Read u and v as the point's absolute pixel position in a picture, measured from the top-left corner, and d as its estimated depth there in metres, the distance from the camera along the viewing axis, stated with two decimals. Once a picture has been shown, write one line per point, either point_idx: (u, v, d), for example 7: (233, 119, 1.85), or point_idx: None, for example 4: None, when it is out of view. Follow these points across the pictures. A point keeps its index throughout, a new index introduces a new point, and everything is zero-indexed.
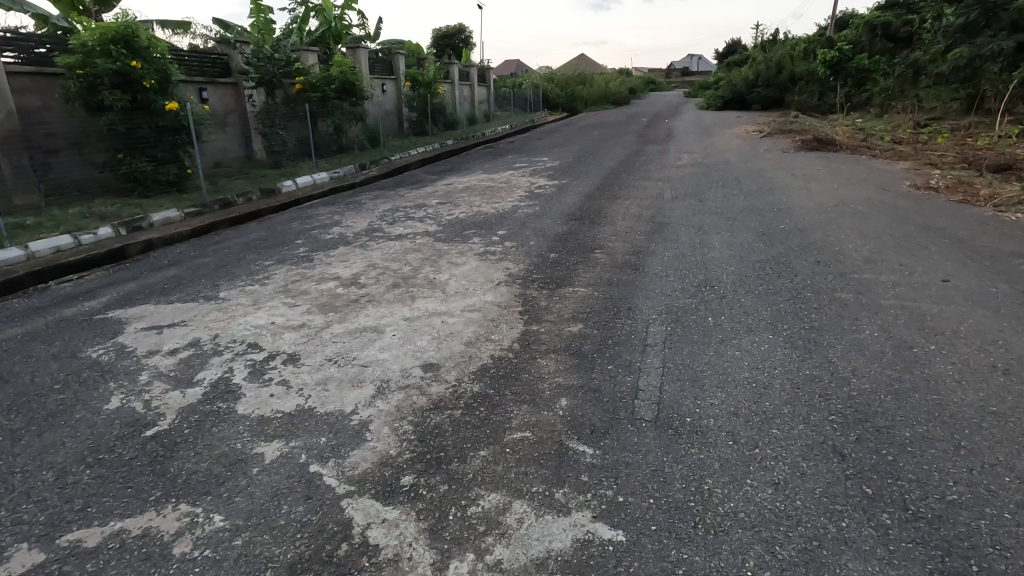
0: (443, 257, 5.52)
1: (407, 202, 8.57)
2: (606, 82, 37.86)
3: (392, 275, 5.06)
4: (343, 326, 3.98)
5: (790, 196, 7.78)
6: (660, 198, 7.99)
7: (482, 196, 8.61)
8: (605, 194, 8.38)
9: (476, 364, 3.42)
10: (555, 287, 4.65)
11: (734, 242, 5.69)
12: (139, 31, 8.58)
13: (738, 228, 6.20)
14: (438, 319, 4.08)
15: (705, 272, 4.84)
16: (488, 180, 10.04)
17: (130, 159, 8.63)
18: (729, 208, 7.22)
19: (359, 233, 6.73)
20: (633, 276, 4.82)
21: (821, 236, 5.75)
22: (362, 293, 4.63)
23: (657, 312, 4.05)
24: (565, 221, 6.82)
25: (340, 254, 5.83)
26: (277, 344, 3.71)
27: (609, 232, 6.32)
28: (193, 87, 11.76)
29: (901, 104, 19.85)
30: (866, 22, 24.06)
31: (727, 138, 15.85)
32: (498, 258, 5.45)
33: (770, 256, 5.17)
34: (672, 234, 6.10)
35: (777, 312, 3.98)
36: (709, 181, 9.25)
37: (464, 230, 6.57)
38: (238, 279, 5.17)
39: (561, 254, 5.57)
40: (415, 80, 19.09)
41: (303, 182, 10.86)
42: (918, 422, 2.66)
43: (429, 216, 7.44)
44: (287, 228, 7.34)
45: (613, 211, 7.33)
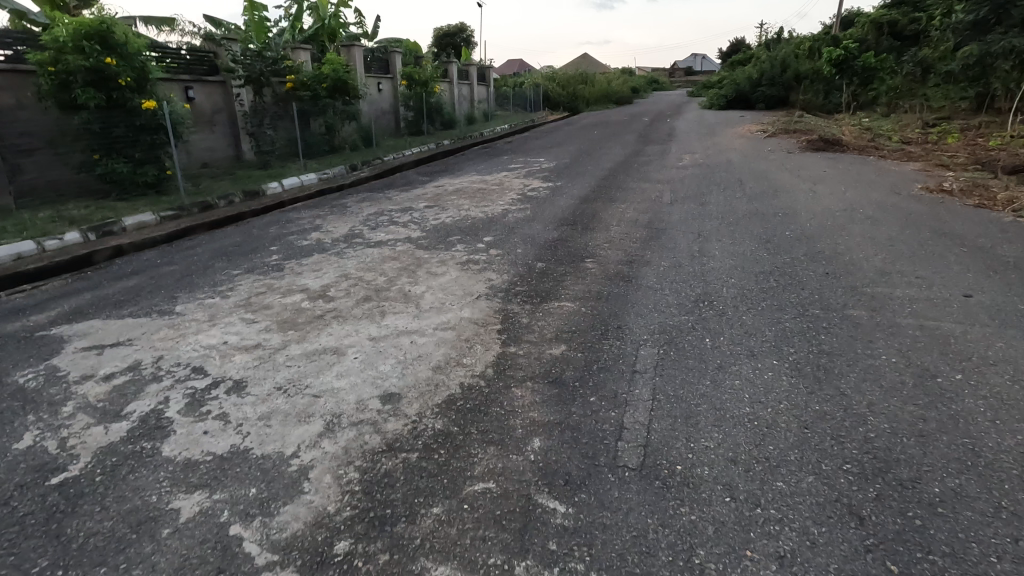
0: (423, 267, 5.13)
1: (394, 205, 8.19)
2: (608, 82, 37.45)
3: (365, 286, 4.68)
4: (301, 347, 3.60)
5: (796, 199, 7.37)
6: (658, 201, 7.60)
7: (471, 199, 8.23)
8: (601, 197, 7.99)
9: (442, 395, 3.03)
10: (540, 302, 4.27)
11: (735, 251, 5.30)
12: (115, 27, 8.21)
13: (740, 235, 5.81)
14: (407, 338, 3.69)
15: (703, 285, 4.45)
16: (480, 182, 9.66)
17: (107, 160, 8.29)
18: (731, 213, 6.82)
19: (338, 238, 6.36)
20: (625, 289, 4.43)
21: (829, 245, 5.34)
22: (329, 308, 4.24)
23: (650, 332, 3.66)
24: (556, 227, 6.43)
25: (314, 263, 5.45)
26: (223, 370, 3.33)
27: (603, 238, 5.94)
28: (178, 85, 11.41)
29: (910, 104, 19.36)
30: (873, 20, 23.58)
31: (730, 137, 15.41)
32: (480, 267, 5.07)
33: (774, 267, 4.78)
34: (669, 241, 5.71)
35: (782, 332, 3.59)
36: (711, 183, 8.84)
37: (448, 236, 6.19)
38: (199, 290, 4.80)
39: (549, 263, 5.18)
40: (412, 79, 18.71)
41: (290, 183, 10.50)
42: (948, 475, 2.26)
43: (414, 220, 7.07)
44: (264, 233, 6.96)
45: (608, 215, 6.94)
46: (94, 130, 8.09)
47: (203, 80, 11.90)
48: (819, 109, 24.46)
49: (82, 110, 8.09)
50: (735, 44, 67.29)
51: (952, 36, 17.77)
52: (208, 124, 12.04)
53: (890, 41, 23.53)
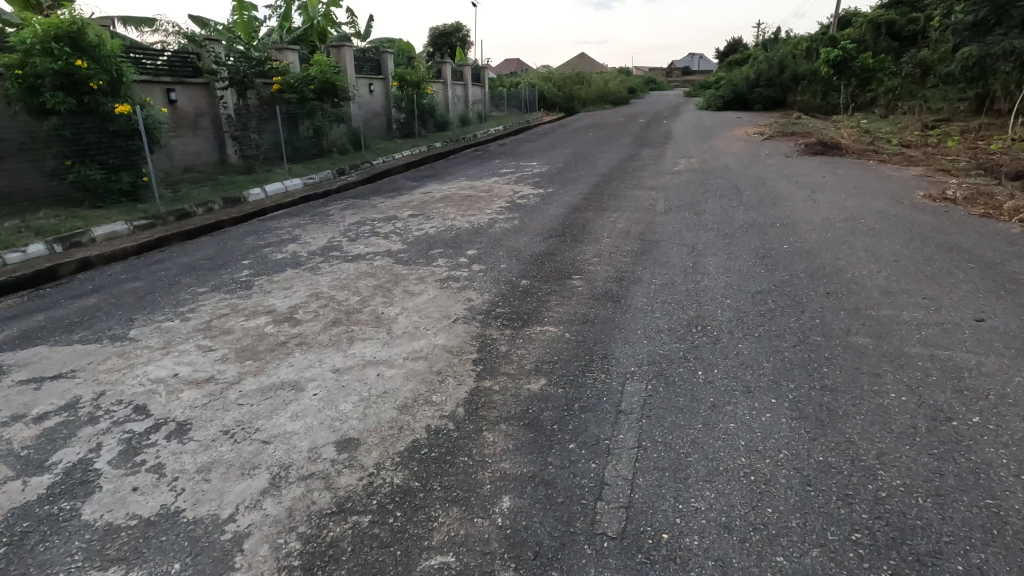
0: (400, 285, 4.84)
1: (377, 214, 7.89)
2: (605, 82, 37.17)
3: (336, 308, 4.38)
4: (257, 382, 3.29)
5: (795, 209, 7.10)
6: (652, 210, 7.32)
7: (458, 208, 7.93)
8: (593, 205, 7.71)
9: (405, 441, 2.74)
10: (521, 326, 3.97)
11: (731, 266, 5.02)
12: (87, 28, 7.89)
13: (736, 249, 5.53)
14: (374, 370, 3.40)
15: (697, 307, 4.16)
16: (469, 188, 9.37)
17: (80, 167, 7.99)
18: (727, 224, 6.54)
19: (315, 251, 6.06)
20: (612, 312, 4.14)
21: (830, 260, 5.06)
22: (294, 333, 3.94)
23: (637, 363, 3.37)
24: (543, 239, 6.14)
25: (285, 280, 5.15)
26: (168, 410, 3.03)
27: (592, 252, 5.65)
28: (159, 88, 11.08)
29: (908, 105, 19.10)
30: (871, 20, 23.33)
31: (726, 140, 15.16)
32: (460, 285, 4.78)
33: (772, 286, 4.50)
34: (661, 256, 5.43)
35: (781, 363, 3.30)
36: (707, 190, 8.56)
37: (430, 249, 5.90)
38: (159, 312, 4.50)
39: (533, 280, 4.89)
40: (404, 80, 18.38)
41: (274, 190, 10.20)
42: (972, 548, 1.98)
43: (397, 231, 6.77)
44: (239, 244, 6.66)
45: (599, 226, 6.66)
46: (65, 136, 7.78)
47: (186, 82, 11.58)
48: (816, 110, 24.21)
49: (53, 114, 7.78)
50: (732, 44, 67.08)
51: (951, 37, 17.52)
52: (191, 128, 11.72)
53: (887, 42, 23.29)
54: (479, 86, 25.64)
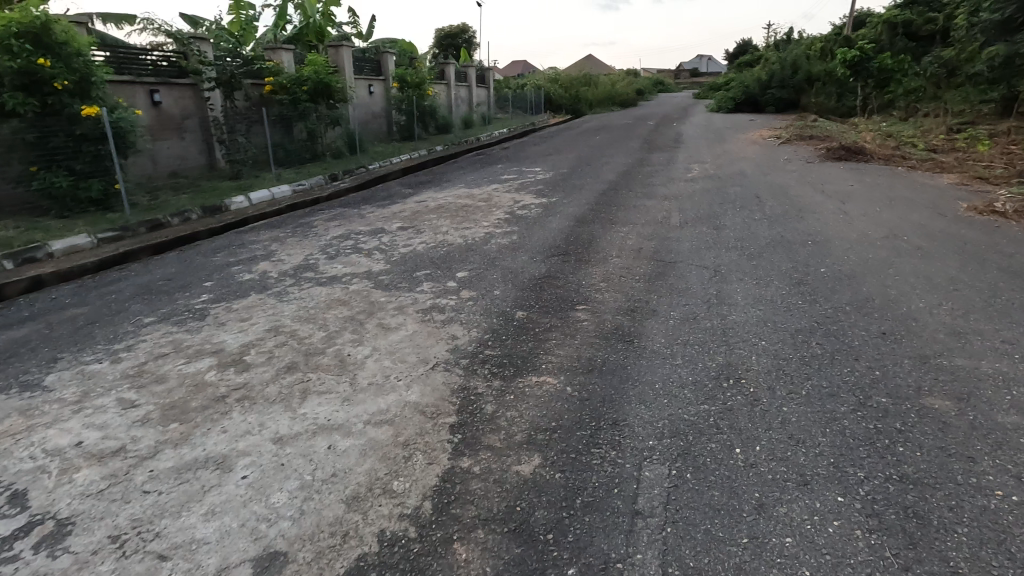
0: (374, 317, 4.17)
1: (363, 226, 7.22)
2: (612, 83, 36.41)
3: (295, 347, 3.70)
4: (175, 457, 2.60)
5: (826, 223, 6.38)
6: (665, 223, 6.62)
7: (452, 219, 7.26)
8: (600, 217, 7.02)
9: (348, 558, 2.04)
10: (514, 375, 3.28)
11: (761, 296, 4.32)
12: (52, 24, 7.28)
13: (766, 273, 4.81)
14: (325, 440, 2.71)
15: (727, 352, 3.45)
16: (466, 196, 8.71)
17: (45, 173, 7.36)
18: (752, 240, 5.83)
19: (287, 272, 5.38)
20: (625, 357, 3.45)
21: (878, 288, 4.34)
22: (239, 383, 3.26)
23: (658, 434, 2.67)
24: (544, 258, 5.46)
25: (246, 308, 4.46)
26: (51, 500, 2.35)
27: (598, 274, 4.97)
28: (141, 88, 10.48)
29: (928, 108, 18.29)
30: (886, 20, 22.66)
31: (741, 144, 14.43)
32: (445, 318, 4.10)
33: (815, 323, 3.79)
34: (678, 280, 4.73)
35: (842, 437, 2.59)
36: (725, 199, 7.84)
37: (415, 270, 5.22)
38: (91, 349, 3.83)
39: (531, 311, 4.21)
40: (405, 82, 17.73)
41: (260, 197, 9.57)
42: None
43: (381, 247, 6.09)
44: (207, 261, 6.01)
45: (605, 242, 5.97)
46: (28, 140, 7.15)
47: (171, 83, 10.97)
48: (831, 112, 23.40)
49: (14, 117, 7.15)
50: (741, 44, 66.13)
51: (979, 36, 16.75)
52: (177, 131, 11.10)
53: (904, 42, 22.52)
54: (483, 88, 24.99)
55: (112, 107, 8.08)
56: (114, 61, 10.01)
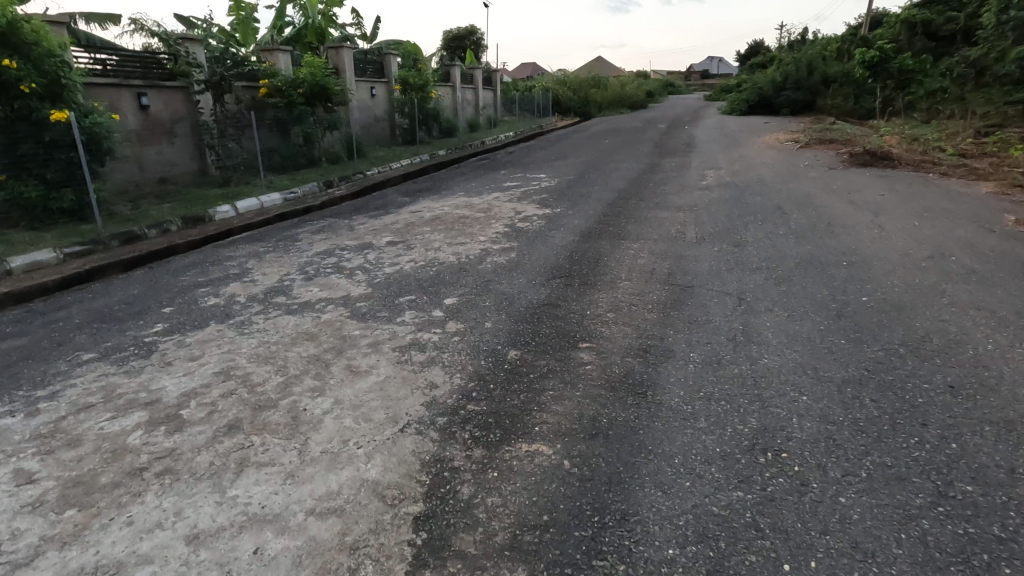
0: (344, 357, 3.59)
1: (350, 240, 6.65)
2: (622, 85, 35.81)
3: (244, 398, 3.12)
4: (57, 565, 2.03)
5: (859, 239, 5.73)
6: (681, 239, 5.99)
7: (446, 233, 6.67)
8: (608, 231, 6.42)
9: None
10: (500, 442, 2.68)
11: (795, 332, 3.69)
12: (20, 23, 6.74)
13: (799, 301, 4.18)
14: (253, 542, 2.12)
15: (760, 411, 2.83)
16: (465, 206, 8.15)
17: (13, 183, 6.86)
18: (779, 259, 5.19)
19: (257, 295, 4.82)
20: (637, 415, 2.84)
21: (934, 324, 3.70)
22: (165, 448, 2.68)
23: (679, 539, 2.06)
24: (544, 281, 4.87)
25: (200, 342, 3.89)
26: None
27: (604, 301, 4.37)
28: (127, 91, 10.00)
29: (953, 110, 17.48)
30: (904, 20, 21.96)
31: (757, 148, 13.76)
32: (425, 360, 3.50)
33: (865, 371, 3.16)
34: (697, 311, 4.11)
35: (926, 551, 1.97)
36: (745, 211, 7.19)
37: (398, 295, 4.64)
38: (10, 396, 3.27)
39: (527, 350, 3.61)
40: (406, 84, 17.15)
41: (248, 207, 9.05)
42: None
43: (365, 266, 5.52)
44: (174, 281, 5.46)
45: (614, 261, 5.36)
46: None
47: (160, 86, 10.50)
48: (848, 114, 22.58)
49: None
50: (753, 46, 65.35)
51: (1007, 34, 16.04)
52: (166, 136, 10.61)
53: (924, 42, 21.70)
54: (490, 90, 24.40)
55: (87, 113, 7.58)
56: (98, 63, 9.54)
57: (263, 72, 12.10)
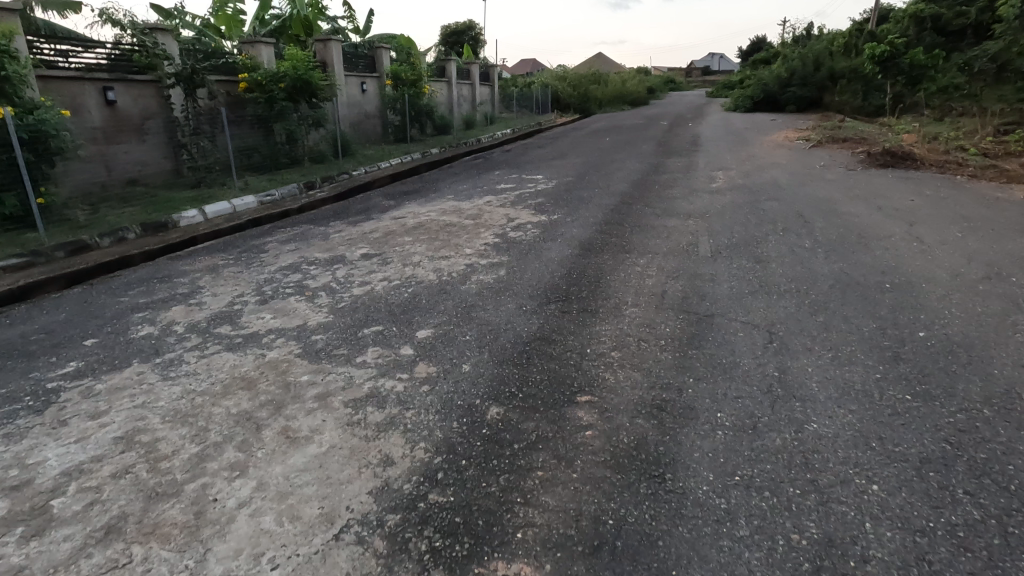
0: (282, 414, 2.86)
1: (321, 252, 5.94)
2: (623, 81, 35.01)
3: (139, 480, 2.40)
4: None
5: (897, 255, 5.02)
6: (694, 253, 5.27)
7: (428, 244, 5.95)
8: (611, 243, 5.71)
9: None
10: (468, 559, 1.96)
11: (842, 382, 2.98)
12: None
13: (844, 339, 3.46)
14: None
15: (819, 511, 2.11)
16: (452, 212, 7.42)
17: None
18: (810, 280, 4.48)
19: (199, 323, 4.09)
20: (655, 515, 2.12)
21: (1017, 373, 2.99)
22: (10, 568, 1.96)
23: None
24: (538, 307, 4.14)
25: (112, 390, 3.17)
26: None
27: (607, 335, 3.66)
28: (91, 85, 9.25)
29: (966, 108, 16.72)
30: (913, 14, 21.25)
31: (767, 147, 13.02)
32: (382, 421, 2.78)
33: (950, 446, 2.44)
34: (720, 350, 3.39)
35: None
36: (762, 218, 6.46)
37: (363, 325, 3.92)
38: None
39: (513, 405, 2.90)
40: (399, 79, 16.49)
41: (218, 211, 8.32)
42: None
43: (331, 285, 4.80)
44: (112, 302, 4.74)
45: (617, 280, 4.64)
46: None
47: (127, 79, 9.72)
48: (857, 112, 21.80)
49: None
50: (755, 43, 64.65)
51: None
52: (134, 134, 9.87)
53: (932, 37, 20.90)
54: (487, 85, 23.62)
55: (31, 108, 6.81)
56: (56, 54, 8.76)
57: (242, 66, 11.38)
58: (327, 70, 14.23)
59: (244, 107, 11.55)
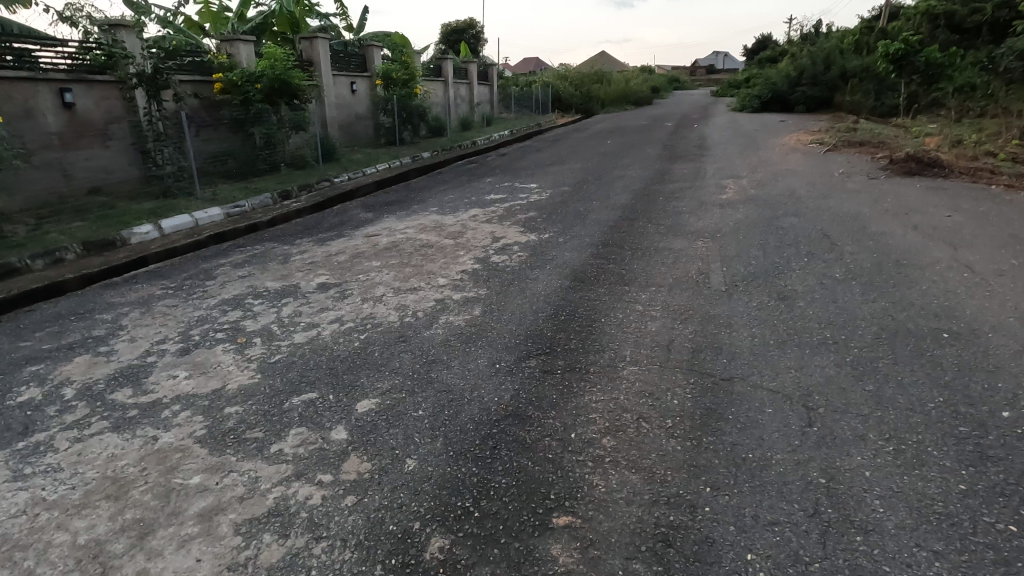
0: (143, 549, 2.07)
1: (274, 281, 5.16)
2: (626, 81, 34.14)
3: None
4: None
5: (949, 290, 4.21)
6: (705, 286, 4.46)
7: (397, 271, 5.17)
8: (608, 271, 4.91)
9: None
10: None
11: (913, 500, 2.18)
12: None
13: (905, 422, 2.66)
14: None
15: None
16: (432, 229, 6.64)
17: None
18: (848, 327, 3.67)
19: (95, 385, 3.31)
20: None
21: None
22: None
23: None
24: (514, 365, 3.34)
25: None
26: None
27: (597, 411, 2.86)
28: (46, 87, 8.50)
29: (985, 107, 15.82)
30: (926, 10, 20.38)
31: (779, 151, 12.17)
32: (277, 566, 1.98)
33: None
34: (745, 439, 2.59)
35: None
36: (782, 239, 5.66)
37: (293, 392, 3.12)
38: None
39: (467, 535, 2.10)
40: (390, 79, 15.54)
41: (177, 225, 7.56)
42: None
43: (271, 329, 4.01)
44: (10, 348, 3.97)
45: (613, 325, 3.84)
46: None
47: (86, 79, 8.90)
48: (869, 112, 20.91)
49: None
50: (760, 42, 63.81)
51: None
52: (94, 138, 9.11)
53: (946, 34, 19.95)
54: (485, 85, 22.78)
55: None
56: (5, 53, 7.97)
57: (218, 65, 10.68)
58: (314, 69, 13.47)
59: (219, 110, 10.80)
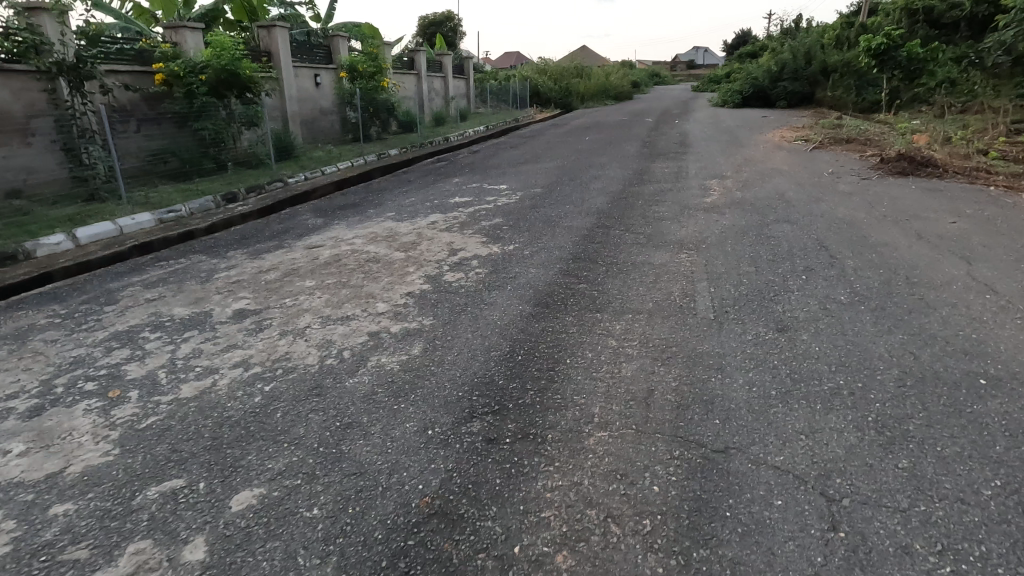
0: None
1: (184, 306, 4.36)
2: (606, 76, 33.50)
3: None
4: None
5: (972, 317, 3.60)
6: (692, 314, 3.78)
7: (331, 294, 4.40)
8: (577, 293, 4.20)
9: None
10: None
11: None
12: None
13: (961, 524, 1.98)
14: None
15: None
16: (383, 239, 5.88)
17: None
18: (864, 371, 3.00)
19: None
20: None
21: None
22: None
23: None
24: (453, 431, 2.60)
25: None
26: None
27: (553, 507, 2.14)
28: None
29: (968, 103, 15.47)
30: (906, 5, 20.05)
31: (764, 149, 11.61)
32: None
33: None
34: (750, 555, 1.90)
35: None
36: (775, 251, 5.01)
37: (152, 478, 2.35)
38: None
39: None
40: (355, 72, 14.55)
41: (98, 234, 6.67)
42: None
43: (157, 377, 3.22)
44: None
45: (580, 369, 3.12)
46: None
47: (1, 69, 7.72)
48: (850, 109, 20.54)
49: None
50: (739, 37, 63.72)
51: None
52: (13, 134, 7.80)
53: (925, 30, 19.62)
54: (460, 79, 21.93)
55: None
56: None
57: (160, 55, 9.74)
58: (270, 60, 12.51)
59: (159, 104, 9.82)
